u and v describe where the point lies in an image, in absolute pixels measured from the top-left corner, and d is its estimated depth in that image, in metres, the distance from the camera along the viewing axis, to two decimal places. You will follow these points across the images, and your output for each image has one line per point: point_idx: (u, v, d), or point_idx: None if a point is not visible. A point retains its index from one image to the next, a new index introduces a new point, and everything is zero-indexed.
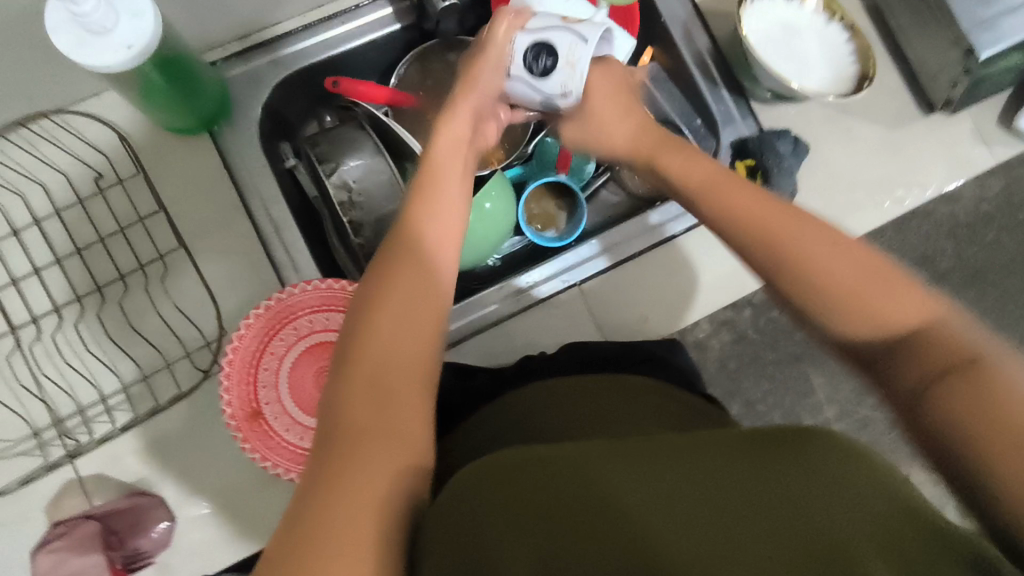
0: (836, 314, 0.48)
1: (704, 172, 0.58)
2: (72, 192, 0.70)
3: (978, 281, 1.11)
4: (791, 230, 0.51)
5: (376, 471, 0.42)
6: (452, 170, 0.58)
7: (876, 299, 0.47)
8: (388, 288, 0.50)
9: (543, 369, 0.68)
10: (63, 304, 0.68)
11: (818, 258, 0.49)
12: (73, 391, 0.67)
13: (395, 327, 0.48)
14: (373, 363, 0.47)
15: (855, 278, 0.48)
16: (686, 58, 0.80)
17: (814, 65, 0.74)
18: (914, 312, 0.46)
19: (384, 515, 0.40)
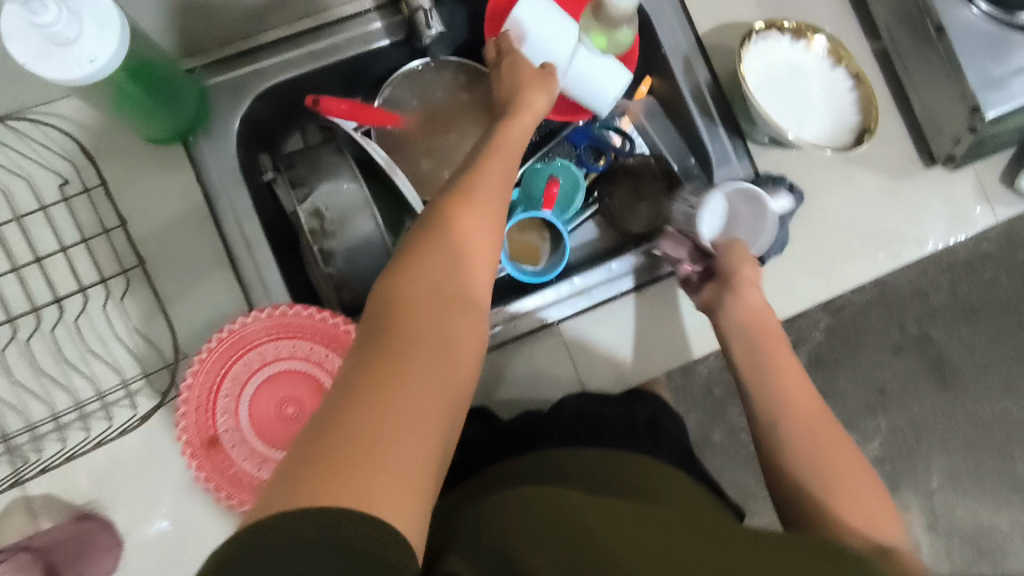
0: (817, 508, 0.59)
1: (786, 359, 0.69)
2: (35, 198, 0.67)
3: (970, 319, 1.23)
4: (822, 436, 0.63)
5: (424, 377, 0.44)
6: (520, 127, 0.62)
7: (850, 495, 0.59)
8: (444, 244, 0.51)
9: (545, 429, 0.70)
10: (18, 315, 0.65)
11: (820, 453, 0.62)
12: (25, 406, 0.65)
13: (441, 279, 0.50)
14: (418, 307, 0.48)
15: (841, 474, 0.60)
16: (685, 93, 0.77)
17: (816, 112, 0.71)
18: (886, 527, 0.58)
19: (427, 417, 0.43)
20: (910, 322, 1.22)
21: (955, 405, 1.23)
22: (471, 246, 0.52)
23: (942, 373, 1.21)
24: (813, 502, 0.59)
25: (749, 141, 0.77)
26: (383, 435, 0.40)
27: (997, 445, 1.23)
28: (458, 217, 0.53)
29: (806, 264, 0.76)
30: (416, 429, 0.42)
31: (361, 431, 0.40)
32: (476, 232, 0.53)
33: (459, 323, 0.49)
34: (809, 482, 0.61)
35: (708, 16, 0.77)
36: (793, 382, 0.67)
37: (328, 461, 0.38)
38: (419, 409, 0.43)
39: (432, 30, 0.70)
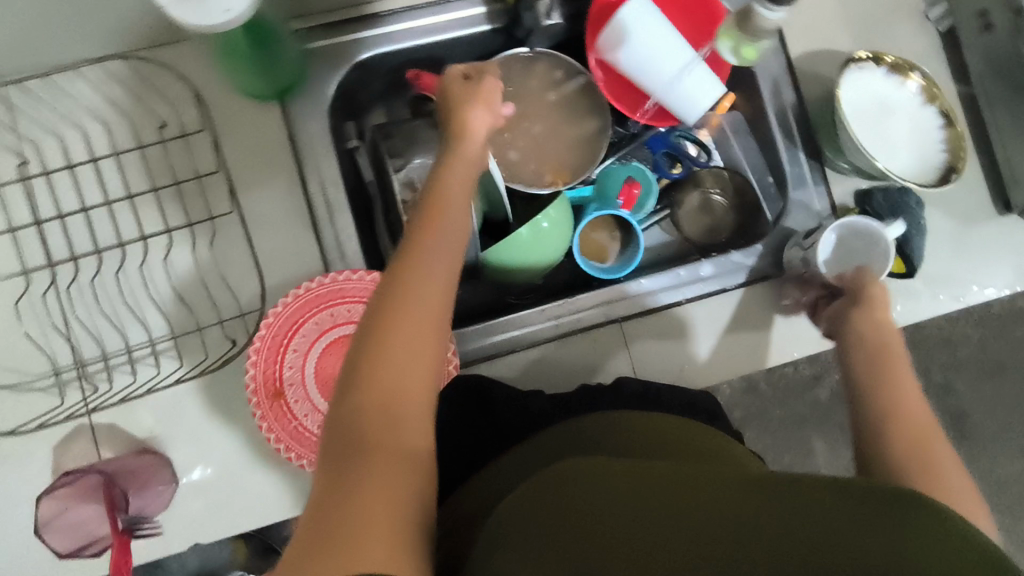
0: (918, 479, 0.52)
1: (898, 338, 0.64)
2: (133, 136, 0.68)
3: (996, 377, 1.25)
4: (940, 451, 0.54)
5: (391, 487, 0.42)
6: (464, 188, 0.59)
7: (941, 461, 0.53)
8: (399, 301, 0.50)
9: (601, 400, 0.68)
10: (105, 248, 0.67)
11: (884, 425, 0.56)
12: (100, 336, 0.66)
13: (405, 366, 0.48)
14: (387, 385, 0.47)
15: (931, 440, 0.55)
16: (769, 113, 0.78)
17: (904, 147, 0.72)
18: (938, 457, 0.54)
19: (401, 522, 0.41)
20: (937, 371, 1.24)
21: (970, 457, 1.25)
22: (423, 295, 0.51)
23: (960, 427, 1.25)
24: (903, 465, 0.53)
25: (828, 167, 0.78)
26: (370, 524, 0.40)
27: (997, 500, 1.26)
28: (411, 275, 0.51)
29: None
30: (397, 506, 0.42)
31: (356, 524, 0.39)
32: (429, 283, 0.51)
33: (422, 383, 0.48)
34: (895, 452, 0.54)
35: (802, 40, 0.78)
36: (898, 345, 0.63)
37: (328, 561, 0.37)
38: (397, 485, 0.43)
39: (550, 18, 0.74)
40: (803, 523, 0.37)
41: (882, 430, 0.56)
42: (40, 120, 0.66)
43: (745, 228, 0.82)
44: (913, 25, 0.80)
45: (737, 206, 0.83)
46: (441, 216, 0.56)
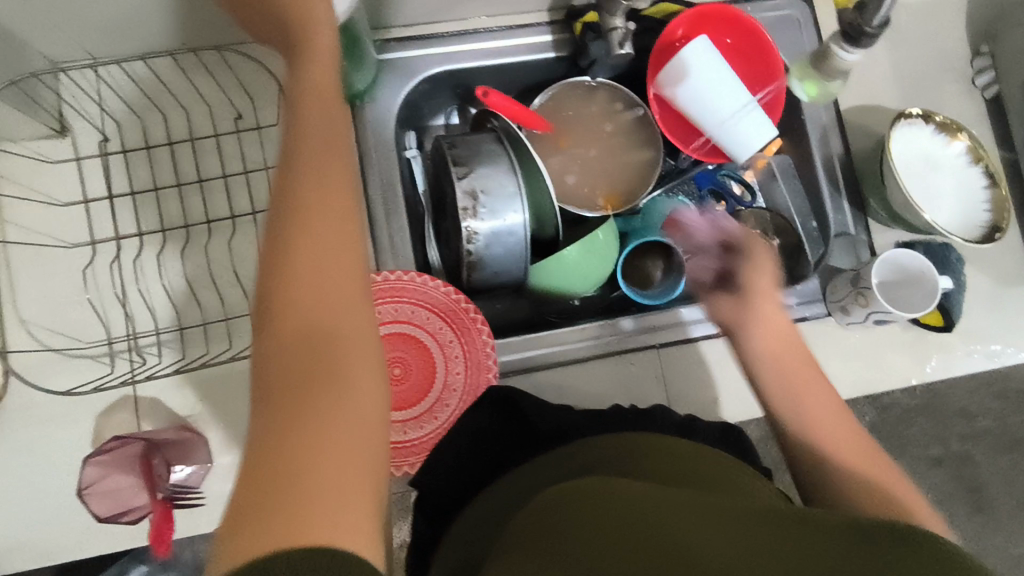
0: (810, 445, 0.57)
1: (827, 402, 0.59)
2: (211, 124, 0.71)
3: (1015, 452, 1.24)
4: (923, 509, 0.53)
5: (343, 413, 0.35)
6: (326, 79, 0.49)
7: (826, 419, 0.58)
8: (307, 211, 0.40)
9: (631, 418, 0.68)
10: (170, 227, 0.69)
11: (772, 382, 0.60)
12: (156, 311, 0.68)
13: (324, 287, 0.39)
14: (295, 317, 0.38)
15: (809, 394, 0.59)
16: (816, 158, 0.81)
17: (949, 203, 0.74)
18: (844, 432, 0.57)
19: (364, 449, 0.35)
20: (957, 440, 1.23)
21: (988, 532, 1.24)
22: (313, 198, 0.41)
23: (977, 500, 1.24)
24: (788, 422, 0.58)
25: (869, 216, 0.80)
26: (307, 462, 0.33)
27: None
28: (296, 190, 0.41)
29: (907, 346, 0.77)
30: (340, 436, 0.35)
31: (292, 467, 0.33)
32: (324, 191, 0.42)
33: (342, 305, 0.39)
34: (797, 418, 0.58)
35: (851, 94, 0.81)
36: (819, 401, 0.59)
37: (279, 530, 0.30)
38: (329, 422, 0.35)
39: (623, 49, 0.74)
40: (796, 552, 0.37)
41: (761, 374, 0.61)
42: (127, 99, 0.70)
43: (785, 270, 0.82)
44: (960, 90, 0.83)
45: None
46: (320, 122, 0.46)
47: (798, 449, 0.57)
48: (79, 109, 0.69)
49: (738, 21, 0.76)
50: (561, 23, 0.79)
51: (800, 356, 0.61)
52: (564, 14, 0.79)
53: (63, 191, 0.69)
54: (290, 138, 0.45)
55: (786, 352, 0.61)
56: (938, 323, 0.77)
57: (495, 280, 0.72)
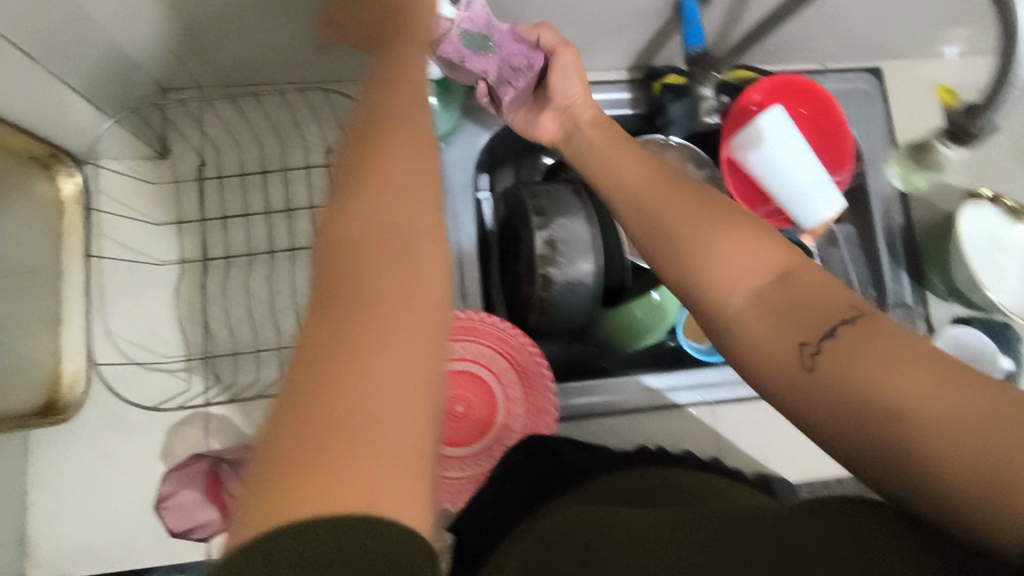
0: (710, 312, 0.45)
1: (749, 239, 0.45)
2: (302, 156, 0.74)
3: None
4: (815, 293, 0.41)
5: (401, 328, 0.32)
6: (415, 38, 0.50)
7: (728, 258, 0.44)
8: (385, 123, 0.39)
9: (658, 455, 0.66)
10: (256, 251, 0.72)
11: (695, 253, 0.46)
12: (235, 331, 0.70)
13: (392, 185, 0.36)
14: (351, 256, 0.34)
15: (732, 252, 0.44)
16: (878, 229, 0.82)
17: (1016, 285, 0.75)
18: (760, 254, 0.43)
19: (421, 368, 0.31)
20: None
21: None
22: (397, 142, 0.38)
23: None
24: (707, 314, 0.45)
25: (927, 289, 0.81)
26: (356, 407, 0.29)
27: None
28: (375, 131, 0.38)
29: None
30: (394, 385, 0.30)
31: (338, 414, 0.29)
32: (403, 134, 0.38)
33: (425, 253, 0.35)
34: (722, 280, 0.44)
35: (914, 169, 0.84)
36: (755, 254, 0.44)
37: (318, 491, 0.27)
38: (387, 369, 0.30)
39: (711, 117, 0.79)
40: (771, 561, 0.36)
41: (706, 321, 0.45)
42: (228, 126, 0.73)
43: None
44: None
45: None
46: (409, 82, 0.44)
47: (709, 310, 0.45)
48: (182, 134, 0.73)
49: (814, 93, 0.78)
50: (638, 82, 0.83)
51: (692, 211, 0.49)
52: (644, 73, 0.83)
53: (157, 211, 0.72)
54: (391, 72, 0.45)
55: (612, 134, 0.62)
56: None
57: (559, 324, 0.74)
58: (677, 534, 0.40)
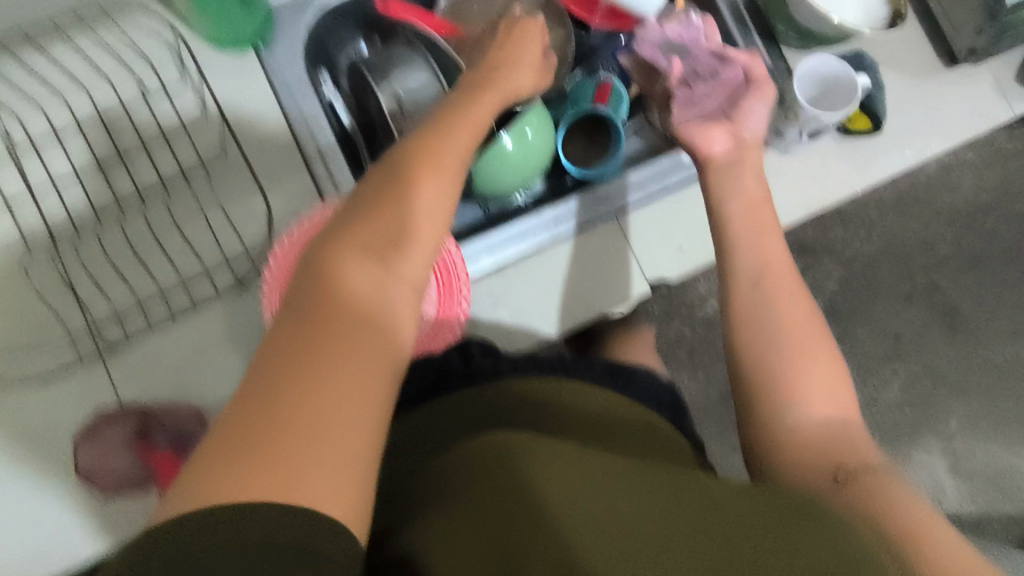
0: (783, 376, 0.62)
1: (784, 279, 0.66)
2: (114, 95, 0.69)
3: (970, 272, 1.58)
4: (792, 339, 0.64)
5: (363, 377, 0.39)
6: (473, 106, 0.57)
7: (815, 387, 0.61)
8: (408, 190, 0.47)
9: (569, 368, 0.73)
10: (102, 205, 0.67)
11: (744, 297, 0.66)
12: (107, 290, 0.65)
13: (379, 246, 0.45)
14: (352, 304, 0.42)
15: (814, 356, 0.62)
16: (721, 2, 0.81)
17: (849, 5, 0.76)
18: (849, 408, 0.61)
19: (374, 418, 0.39)
20: (920, 275, 1.57)
21: (964, 346, 1.57)
22: (425, 232, 0.47)
23: (951, 319, 1.57)
24: (774, 373, 0.62)
25: (781, 44, 0.81)
26: (316, 428, 0.37)
27: (983, 383, 1.56)
28: (395, 197, 0.47)
29: (843, 157, 0.80)
30: (355, 422, 0.38)
31: (296, 420, 0.37)
32: (435, 207, 0.48)
33: (399, 326, 0.44)
34: (750, 311, 0.65)
35: None
36: (783, 297, 0.66)
37: (266, 476, 0.35)
38: (348, 402, 0.38)
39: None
40: (682, 502, 0.41)
41: (748, 300, 0.66)
42: (21, 86, 0.67)
43: None
44: None
45: None
46: (460, 144, 0.52)
47: (735, 318, 0.66)
48: None
49: None
50: None
51: (746, 197, 0.69)
52: None
53: None
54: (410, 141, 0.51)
55: (740, 158, 0.71)
56: (867, 126, 0.80)
57: None
58: (634, 482, 0.43)
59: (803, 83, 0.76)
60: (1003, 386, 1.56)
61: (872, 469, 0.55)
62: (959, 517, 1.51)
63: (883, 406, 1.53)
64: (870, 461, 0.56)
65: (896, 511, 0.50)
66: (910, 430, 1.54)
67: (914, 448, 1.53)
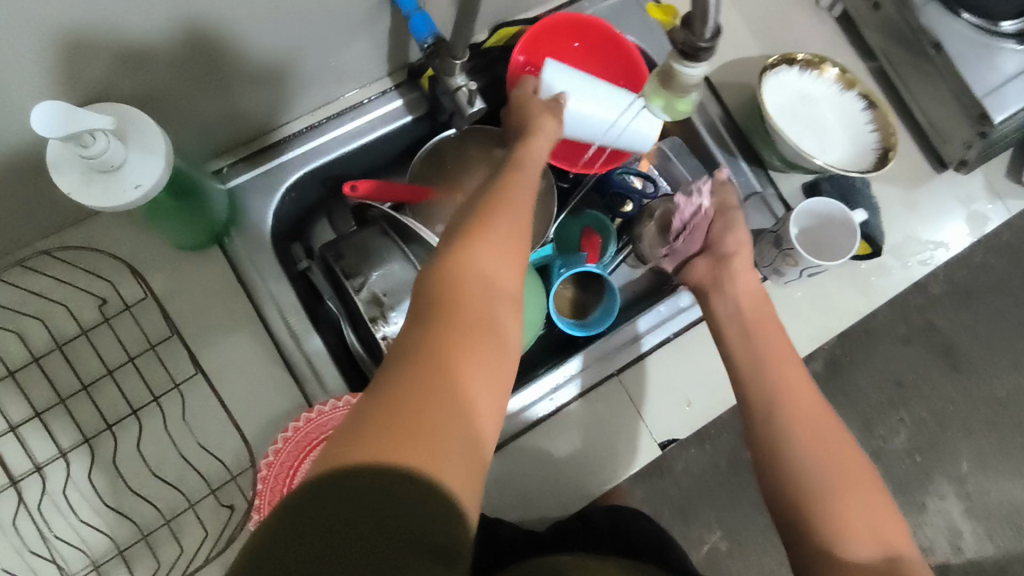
0: (817, 502, 0.50)
1: (795, 369, 0.57)
2: (74, 323, 0.64)
3: (965, 305, 1.57)
4: (823, 444, 0.52)
5: None
6: (503, 215, 0.47)
7: (861, 517, 0.49)
8: (453, 342, 0.40)
9: (574, 529, 0.68)
10: (70, 447, 0.62)
11: (769, 408, 0.55)
12: (85, 543, 0.60)
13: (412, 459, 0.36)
14: (453, 296, 0.42)
15: (852, 482, 0.50)
16: (701, 129, 0.80)
17: (836, 134, 0.74)
18: (898, 538, 0.49)
19: None
20: (916, 315, 1.56)
21: (968, 387, 1.55)
22: (505, 274, 0.45)
23: (952, 359, 1.55)
24: (805, 489, 0.50)
25: (768, 169, 0.79)
26: (440, 397, 0.38)
27: (991, 419, 1.54)
28: (484, 226, 0.46)
29: (844, 281, 0.78)
30: (453, 427, 0.38)
31: (422, 424, 0.37)
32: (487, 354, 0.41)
33: (483, 354, 0.41)
34: (772, 431, 0.54)
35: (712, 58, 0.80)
36: (792, 380, 0.56)
37: None
38: (448, 398, 0.38)
39: (474, 105, 0.67)
40: None
41: (776, 423, 0.54)
42: None
43: None
44: (808, 19, 0.83)
45: None
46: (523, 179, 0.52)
47: (765, 439, 0.54)
48: None
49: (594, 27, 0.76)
50: (407, 82, 0.75)
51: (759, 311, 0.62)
52: (405, 73, 0.75)
53: None
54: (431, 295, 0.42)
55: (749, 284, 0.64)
56: (867, 250, 0.77)
57: None
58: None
59: (801, 219, 0.73)
60: (1011, 422, 1.54)
61: None
62: (981, 560, 1.49)
63: (892, 454, 1.51)
64: None
65: None
66: (924, 476, 1.51)
67: (929, 495, 1.50)
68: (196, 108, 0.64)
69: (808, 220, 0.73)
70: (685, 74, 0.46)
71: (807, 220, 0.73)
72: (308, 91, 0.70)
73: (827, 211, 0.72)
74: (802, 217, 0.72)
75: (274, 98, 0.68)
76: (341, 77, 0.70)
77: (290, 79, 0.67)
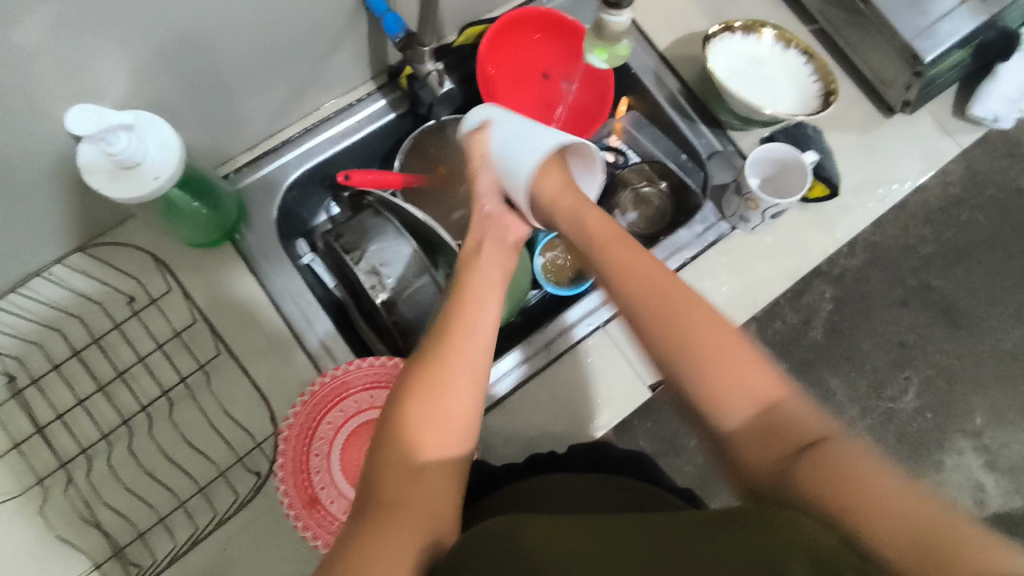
0: (699, 387, 0.49)
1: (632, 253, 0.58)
2: (107, 319, 0.72)
3: (963, 260, 1.48)
4: (671, 304, 0.53)
5: None
6: (480, 282, 0.59)
7: (737, 387, 0.48)
8: (429, 388, 0.51)
9: (549, 463, 0.69)
10: (110, 430, 0.68)
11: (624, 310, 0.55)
12: (129, 514, 0.66)
13: (398, 503, 0.47)
14: (409, 447, 0.49)
15: (724, 353, 0.49)
16: (661, 101, 0.86)
17: (782, 89, 0.81)
18: (769, 390, 0.48)
19: None
20: (910, 277, 1.46)
21: (975, 343, 1.48)
22: (460, 409, 0.51)
23: (952, 316, 1.47)
24: (690, 388, 0.49)
25: (727, 129, 0.85)
26: (410, 525, 0.46)
27: (1001, 373, 1.48)
28: (442, 374, 0.52)
29: (810, 224, 0.83)
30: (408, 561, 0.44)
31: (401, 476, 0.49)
32: (454, 396, 0.51)
33: (437, 498, 0.48)
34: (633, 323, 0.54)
35: (664, 35, 0.87)
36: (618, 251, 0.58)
37: None
38: (410, 539, 0.45)
39: (445, 86, 0.79)
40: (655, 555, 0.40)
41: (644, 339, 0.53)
42: (20, 331, 0.70)
43: (681, 207, 0.87)
44: None
45: (666, 191, 0.88)
46: (483, 298, 0.57)
47: (651, 344, 0.52)
48: None
49: (566, 25, 0.82)
50: (388, 83, 0.83)
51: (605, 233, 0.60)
52: (386, 75, 0.83)
53: None
54: (422, 355, 0.53)
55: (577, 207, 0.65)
56: (824, 192, 0.83)
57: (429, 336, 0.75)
58: (606, 527, 0.43)
59: (752, 163, 0.79)
60: None
61: (826, 438, 0.45)
62: (1007, 514, 1.48)
63: (903, 415, 1.45)
64: (814, 434, 0.45)
65: (862, 506, 0.39)
66: (939, 434, 1.47)
67: (945, 452, 1.46)
68: (204, 121, 0.71)
69: (760, 161, 0.79)
70: (612, 20, 0.62)
71: (760, 161, 0.79)
72: (300, 98, 0.78)
73: (778, 151, 0.78)
74: (755, 159, 0.79)
75: (270, 107, 0.76)
76: (329, 82, 0.78)
77: (283, 89, 0.75)
